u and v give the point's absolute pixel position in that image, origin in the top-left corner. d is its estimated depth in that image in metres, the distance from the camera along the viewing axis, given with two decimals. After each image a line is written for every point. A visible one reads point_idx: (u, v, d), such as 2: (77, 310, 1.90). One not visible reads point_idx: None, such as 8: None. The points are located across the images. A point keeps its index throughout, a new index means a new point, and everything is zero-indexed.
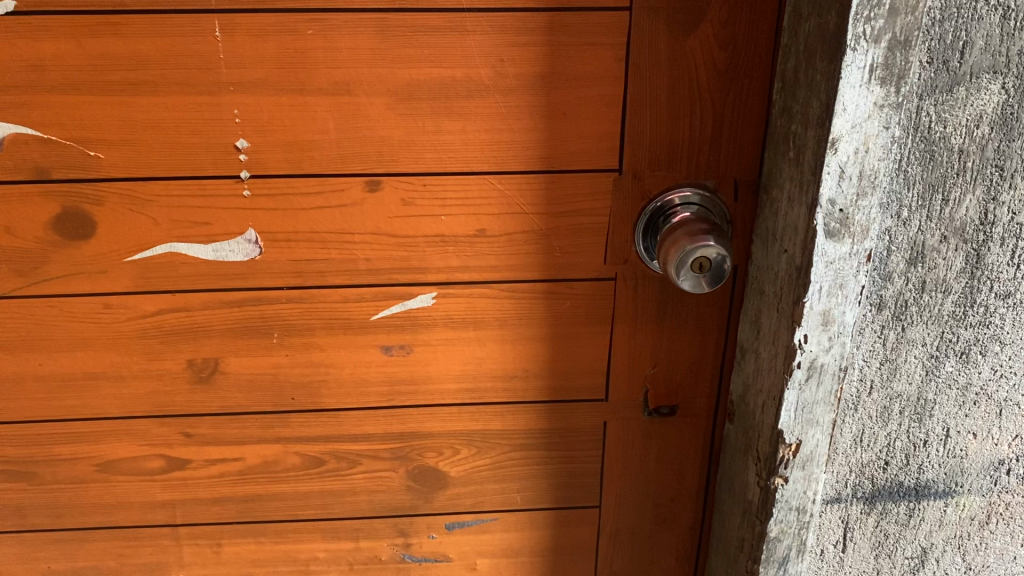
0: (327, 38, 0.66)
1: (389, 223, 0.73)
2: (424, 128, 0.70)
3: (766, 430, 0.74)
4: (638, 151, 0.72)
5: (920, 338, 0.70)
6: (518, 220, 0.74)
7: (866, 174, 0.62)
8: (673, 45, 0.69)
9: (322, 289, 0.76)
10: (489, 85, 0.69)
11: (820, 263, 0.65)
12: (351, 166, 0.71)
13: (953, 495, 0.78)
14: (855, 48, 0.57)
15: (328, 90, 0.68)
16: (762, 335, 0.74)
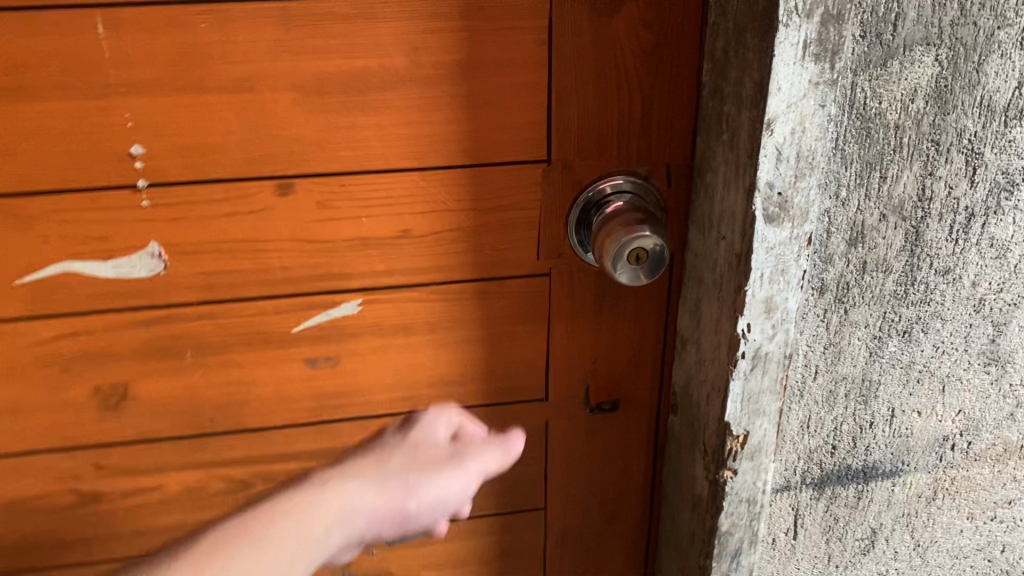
0: (224, 31, 0.60)
1: (305, 227, 0.69)
2: (337, 124, 0.65)
3: (712, 423, 0.72)
4: (566, 140, 0.69)
5: (862, 320, 0.69)
6: (444, 217, 0.70)
7: (804, 155, 0.60)
8: (598, 26, 0.65)
9: (237, 302, 0.70)
10: (405, 75, 0.64)
11: (761, 249, 0.62)
12: (259, 168, 0.66)
13: (900, 474, 0.78)
14: (788, 24, 0.55)
15: (229, 88, 0.62)
16: (703, 326, 0.71)
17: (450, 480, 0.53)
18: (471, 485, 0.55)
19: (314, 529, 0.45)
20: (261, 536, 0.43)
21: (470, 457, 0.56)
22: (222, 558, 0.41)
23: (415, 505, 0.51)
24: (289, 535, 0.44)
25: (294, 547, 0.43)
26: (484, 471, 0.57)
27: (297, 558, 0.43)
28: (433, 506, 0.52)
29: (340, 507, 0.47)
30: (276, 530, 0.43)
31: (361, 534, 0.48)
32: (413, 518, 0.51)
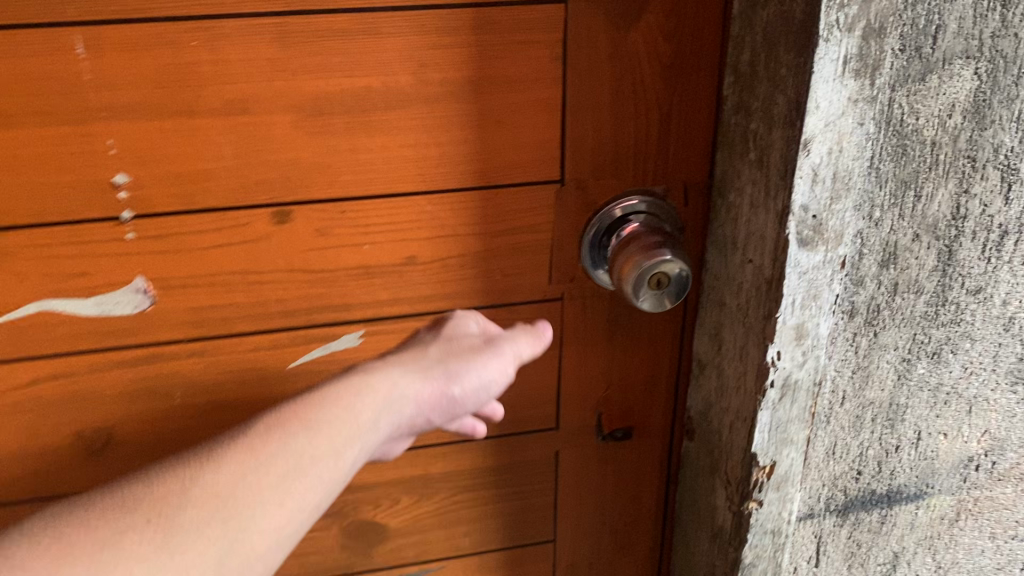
0: (217, 49, 0.56)
1: (303, 257, 0.64)
2: (339, 147, 0.61)
3: (736, 453, 0.68)
4: (580, 159, 0.65)
5: (892, 342, 0.66)
6: (451, 243, 0.66)
7: (840, 176, 0.56)
8: (615, 39, 0.61)
9: (231, 338, 0.66)
10: (411, 93, 0.60)
11: (794, 274, 0.59)
12: (254, 196, 0.61)
13: (924, 497, 0.75)
14: (829, 38, 0.51)
15: (222, 111, 0.58)
16: (726, 351, 0.68)
17: (487, 366, 0.56)
18: (509, 370, 0.58)
19: (365, 412, 0.49)
20: (309, 424, 0.46)
21: (505, 344, 0.58)
22: (273, 444, 0.44)
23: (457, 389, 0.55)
24: (338, 422, 0.47)
25: (340, 434, 0.46)
26: (520, 357, 0.59)
27: (358, 430, 0.48)
28: (475, 392, 0.56)
29: (391, 394, 0.51)
30: (322, 420, 0.46)
31: (411, 415, 0.52)
32: (456, 405, 0.55)
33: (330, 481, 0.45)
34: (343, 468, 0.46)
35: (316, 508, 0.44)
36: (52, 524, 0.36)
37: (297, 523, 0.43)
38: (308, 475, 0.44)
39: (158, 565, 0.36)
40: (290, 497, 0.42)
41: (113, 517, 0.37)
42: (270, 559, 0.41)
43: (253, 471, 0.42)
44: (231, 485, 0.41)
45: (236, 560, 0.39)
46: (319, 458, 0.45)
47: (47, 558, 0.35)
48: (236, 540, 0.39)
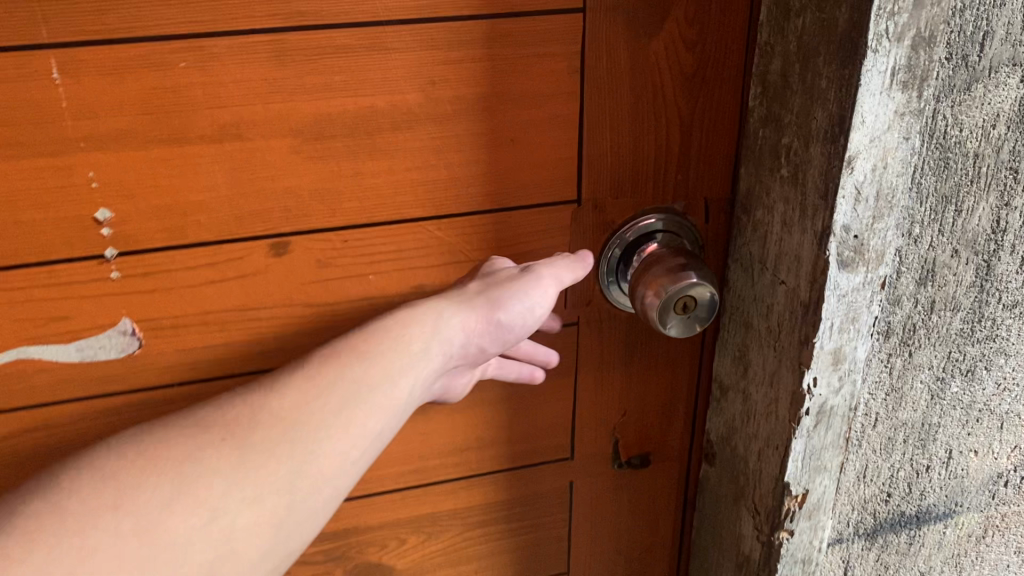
0: (208, 70, 0.51)
1: (303, 290, 0.59)
2: (341, 172, 0.56)
3: (766, 482, 0.65)
4: (597, 177, 0.61)
5: (926, 362, 0.63)
6: (461, 268, 0.62)
7: (884, 194, 0.53)
8: (636, 50, 0.57)
9: (226, 380, 0.60)
10: (419, 113, 0.55)
11: (833, 297, 0.55)
12: (250, 227, 0.56)
13: (953, 515, 0.73)
14: (877, 49, 0.48)
15: (214, 137, 0.53)
16: (753, 375, 0.65)
17: (526, 293, 0.57)
18: (550, 294, 0.58)
19: (415, 344, 0.54)
20: (362, 359, 0.51)
21: (543, 269, 0.58)
22: (332, 376, 0.49)
23: (493, 321, 0.57)
24: (390, 355, 0.53)
25: (393, 366, 0.52)
26: (561, 284, 0.58)
27: (408, 357, 0.53)
28: (519, 317, 0.57)
29: (438, 327, 0.55)
30: (376, 352, 0.52)
31: (460, 345, 0.57)
32: (496, 336, 0.58)
33: (388, 410, 0.50)
34: (399, 397, 0.51)
35: (377, 436, 0.50)
36: (138, 443, 0.43)
37: (361, 451, 0.48)
38: (366, 404, 0.49)
39: (234, 479, 0.42)
40: (349, 424, 0.48)
41: (190, 439, 0.43)
42: (337, 484, 0.46)
43: (314, 400, 0.48)
44: (294, 412, 0.46)
45: (305, 482, 0.44)
46: (373, 389, 0.50)
47: (134, 470, 0.41)
48: (304, 462, 0.45)
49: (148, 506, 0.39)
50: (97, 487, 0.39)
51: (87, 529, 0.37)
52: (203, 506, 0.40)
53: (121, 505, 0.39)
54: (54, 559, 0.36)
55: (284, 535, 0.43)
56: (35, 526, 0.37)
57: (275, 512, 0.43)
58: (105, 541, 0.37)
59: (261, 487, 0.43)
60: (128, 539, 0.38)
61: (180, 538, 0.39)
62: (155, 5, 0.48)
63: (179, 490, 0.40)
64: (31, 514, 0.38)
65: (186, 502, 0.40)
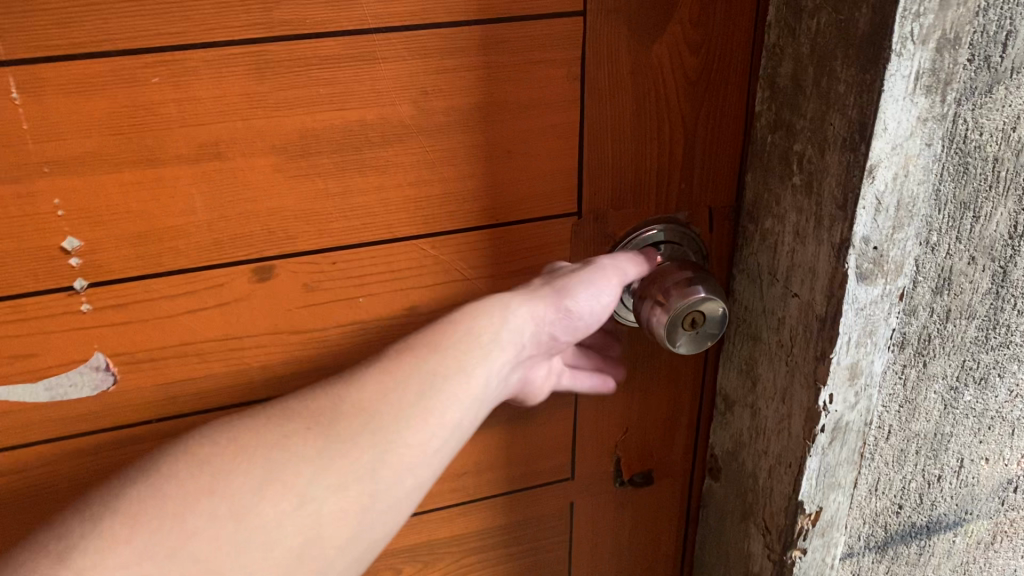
0: (183, 86, 0.47)
1: (289, 317, 0.55)
2: (329, 190, 0.52)
3: (778, 500, 0.62)
4: (599, 187, 0.58)
5: (940, 371, 0.61)
6: (457, 287, 0.59)
7: (904, 204, 0.50)
8: (637, 55, 0.54)
9: (208, 414, 0.57)
10: (410, 126, 0.52)
11: (851, 311, 0.53)
12: (231, 252, 0.52)
13: (963, 524, 0.71)
14: (901, 53, 0.45)
15: (191, 157, 0.49)
16: (762, 390, 0.62)
17: (592, 281, 0.54)
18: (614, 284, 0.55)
19: (488, 332, 0.50)
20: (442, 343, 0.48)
21: (605, 261, 0.55)
22: (417, 358, 0.47)
23: (562, 312, 0.53)
24: (466, 348, 0.49)
25: (471, 353, 0.49)
26: (622, 276, 0.55)
27: (483, 348, 0.50)
28: (586, 311, 0.54)
29: (506, 317, 0.51)
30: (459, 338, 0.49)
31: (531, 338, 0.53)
32: (568, 329, 0.55)
33: (469, 398, 0.47)
34: (478, 387, 0.48)
35: (462, 425, 0.47)
36: (228, 431, 0.42)
37: (447, 439, 0.46)
38: (449, 388, 0.47)
39: (320, 467, 0.41)
40: (431, 411, 0.45)
41: (278, 427, 0.42)
42: (422, 475, 0.44)
43: (397, 384, 0.45)
44: (377, 399, 0.44)
45: (389, 469, 0.43)
46: (455, 377, 0.47)
47: (228, 454, 0.40)
48: (387, 451, 0.43)
49: (239, 491, 0.39)
50: (193, 472, 0.39)
51: (182, 514, 0.37)
52: (291, 492, 0.39)
53: (216, 489, 0.38)
54: (154, 542, 0.36)
55: (370, 523, 0.42)
56: (134, 512, 0.37)
57: (360, 500, 0.41)
58: (200, 526, 0.37)
59: (343, 475, 0.41)
60: (221, 524, 0.37)
61: (270, 524, 0.38)
62: (123, 17, 0.44)
63: (268, 475, 0.40)
64: (132, 497, 0.38)
65: (274, 490, 0.39)
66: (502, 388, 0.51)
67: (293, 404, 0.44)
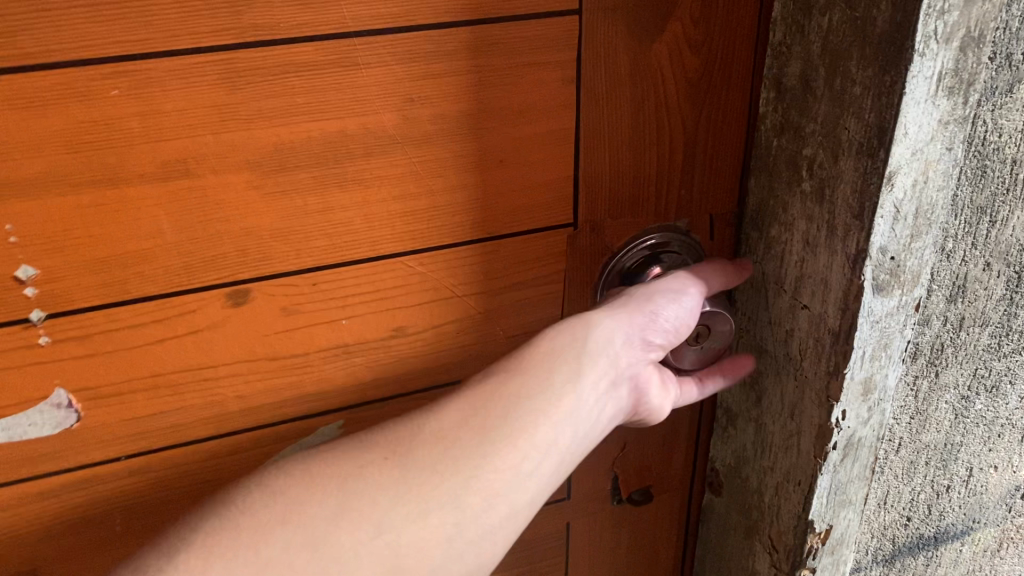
0: (145, 98, 0.42)
1: (266, 342, 0.52)
2: (307, 207, 0.48)
3: (785, 519, 0.59)
4: (595, 197, 0.55)
5: (952, 381, 0.58)
6: (446, 306, 0.55)
7: (923, 211, 0.47)
8: (635, 56, 0.51)
9: (180, 448, 0.53)
10: (395, 136, 0.48)
11: (866, 324, 0.50)
12: (202, 276, 0.48)
13: (970, 533, 0.69)
14: (924, 52, 0.42)
15: (156, 175, 0.44)
16: (767, 404, 0.59)
17: (671, 292, 0.53)
18: (695, 293, 0.53)
19: (570, 348, 0.48)
20: (528, 361, 0.47)
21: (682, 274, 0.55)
22: (504, 380, 0.45)
23: (659, 322, 0.51)
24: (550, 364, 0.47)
25: (557, 370, 0.46)
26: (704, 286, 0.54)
27: (579, 363, 0.47)
28: (675, 321, 0.52)
29: (592, 332, 0.49)
30: (543, 357, 0.47)
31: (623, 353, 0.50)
32: (666, 339, 0.52)
33: (561, 416, 0.45)
34: (573, 405, 0.46)
35: (557, 446, 0.44)
36: (309, 463, 0.41)
37: (543, 462, 0.43)
38: (539, 406, 0.45)
39: (399, 495, 0.39)
40: (521, 432, 0.43)
41: (357, 457, 0.41)
42: (516, 501, 0.42)
43: (481, 408, 0.44)
44: (459, 426, 0.43)
45: (477, 495, 0.40)
46: (540, 396, 0.45)
47: (302, 485, 0.39)
48: (470, 477, 0.41)
49: (316, 520, 0.37)
50: (267, 502, 0.38)
51: (256, 543, 0.36)
52: (370, 521, 0.38)
53: (291, 517, 0.37)
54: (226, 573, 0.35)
55: (457, 553, 0.39)
56: (205, 545, 0.36)
57: (444, 528, 0.39)
58: (274, 554, 0.36)
59: (423, 502, 0.39)
60: (297, 550, 0.36)
61: (349, 552, 0.37)
62: (76, 23, 0.40)
63: (344, 504, 0.38)
64: (206, 530, 0.37)
65: (353, 518, 0.38)
66: (603, 408, 0.48)
67: (376, 434, 0.43)
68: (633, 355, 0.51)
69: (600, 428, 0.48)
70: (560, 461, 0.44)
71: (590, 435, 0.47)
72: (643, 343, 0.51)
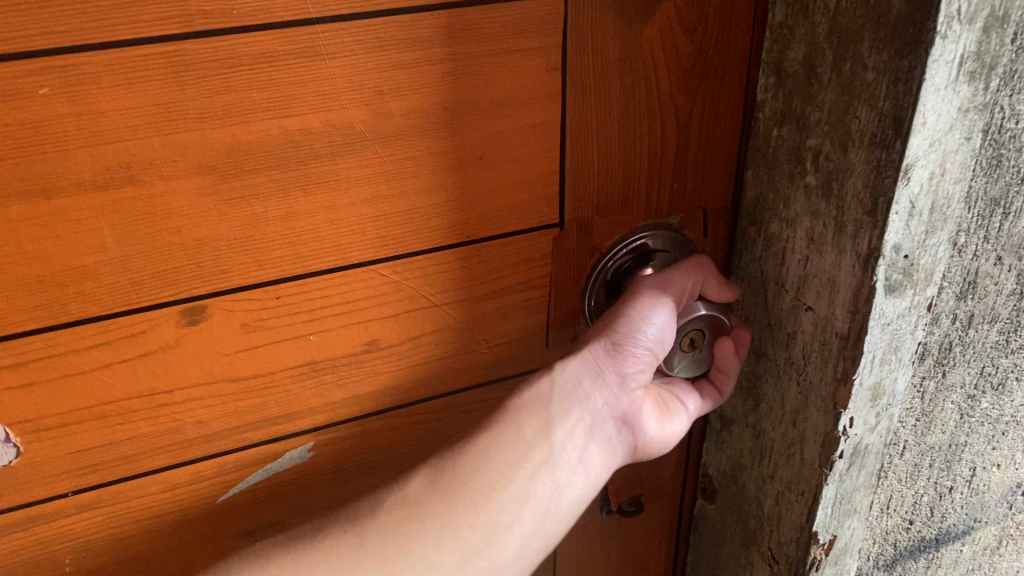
0: (81, 97, 0.37)
1: (228, 362, 0.47)
2: (270, 214, 0.44)
3: (787, 529, 0.56)
4: (582, 194, 0.51)
5: (959, 380, 0.55)
6: (424, 316, 0.51)
7: (938, 205, 0.44)
8: (625, 40, 0.46)
9: (136, 479, 0.48)
10: (364, 133, 0.43)
11: (877, 326, 0.46)
12: (153, 293, 0.43)
13: (971, 532, 0.66)
14: (947, 34, 0.38)
15: (98, 183, 0.40)
16: (766, 409, 0.56)
17: (639, 306, 0.49)
18: (665, 299, 0.49)
19: (539, 399, 0.47)
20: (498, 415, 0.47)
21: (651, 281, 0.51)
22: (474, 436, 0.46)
23: (637, 351, 0.48)
24: (522, 416, 0.46)
25: (528, 422, 0.46)
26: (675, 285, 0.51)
27: (547, 411, 0.47)
28: (652, 339, 0.48)
29: (557, 378, 0.47)
30: (514, 411, 0.47)
31: (602, 392, 0.48)
32: (645, 363, 0.49)
33: (533, 467, 0.45)
34: (546, 454, 0.46)
35: (534, 498, 0.45)
36: (277, 540, 0.42)
37: (519, 515, 0.44)
38: (509, 460, 0.45)
39: (362, 564, 0.41)
40: (490, 487, 0.44)
41: (329, 530, 0.42)
42: (496, 557, 0.43)
43: (449, 467, 0.44)
44: (428, 490, 0.44)
45: (448, 556, 0.42)
46: (510, 451, 0.45)
47: (265, 561, 0.41)
48: (439, 540, 0.42)
49: None
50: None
51: None
52: None
53: None
54: None
55: None
56: None
57: None
58: None
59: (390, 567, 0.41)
60: None
61: None
62: None
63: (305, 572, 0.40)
64: None
65: None
66: (591, 453, 0.47)
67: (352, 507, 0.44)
68: (609, 393, 0.48)
69: (588, 477, 0.47)
70: (542, 515, 0.45)
71: (580, 482, 0.47)
72: (621, 379, 0.48)
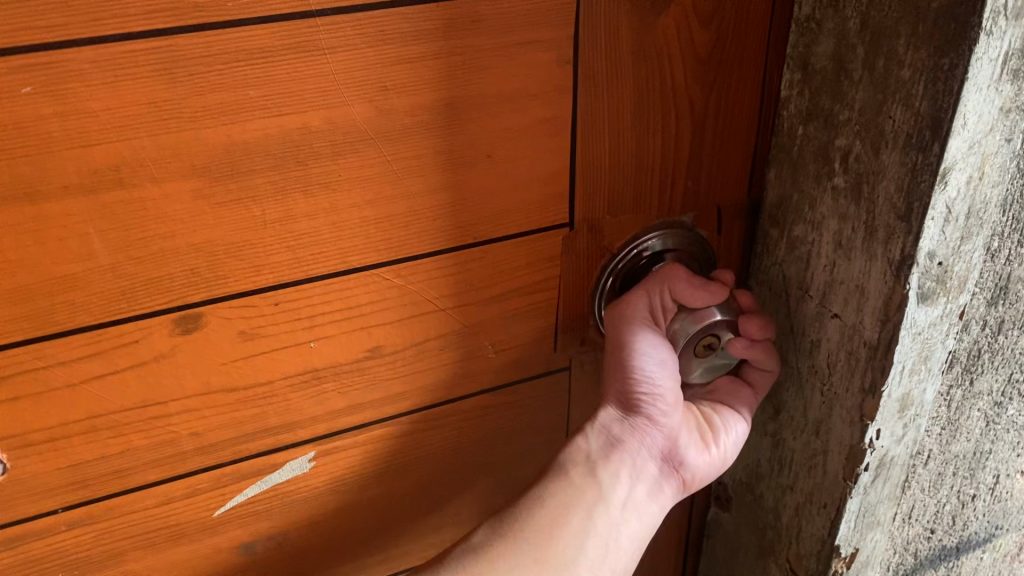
0: (67, 97, 0.35)
1: (224, 371, 0.45)
2: (268, 217, 0.41)
3: (808, 541, 0.54)
4: (594, 192, 0.48)
5: (986, 387, 0.53)
6: (430, 321, 0.49)
7: (975, 210, 0.41)
8: (641, 31, 0.44)
9: (129, 494, 0.46)
10: (367, 131, 0.41)
11: (908, 336, 0.44)
12: (145, 302, 0.41)
13: (992, 539, 0.64)
14: (992, 30, 0.35)
15: (86, 188, 0.37)
16: (787, 419, 0.54)
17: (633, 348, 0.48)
18: (649, 335, 0.48)
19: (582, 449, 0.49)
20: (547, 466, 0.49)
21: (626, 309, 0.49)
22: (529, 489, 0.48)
23: (661, 388, 0.48)
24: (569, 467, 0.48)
25: (575, 470, 0.48)
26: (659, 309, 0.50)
27: (591, 459, 0.48)
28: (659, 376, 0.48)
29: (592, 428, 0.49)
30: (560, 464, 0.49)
31: (640, 435, 0.49)
32: (668, 401, 0.49)
33: (588, 509, 0.47)
34: (599, 495, 0.47)
35: (592, 538, 0.46)
36: None
37: (580, 554, 0.46)
38: (563, 503, 0.47)
39: None
40: (551, 527, 0.46)
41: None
42: None
43: (507, 517, 0.47)
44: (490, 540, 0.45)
45: None
46: (562, 499, 0.47)
47: None
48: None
49: None
50: None
51: None
52: None
53: None
54: None
55: None
56: None
57: None
58: None
59: None
60: None
61: None
62: None
63: None
64: None
65: None
66: (641, 492, 0.49)
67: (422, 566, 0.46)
68: (645, 436, 0.49)
69: (642, 516, 0.49)
70: (604, 551, 0.46)
71: (635, 520, 0.48)
72: (652, 419, 0.49)
